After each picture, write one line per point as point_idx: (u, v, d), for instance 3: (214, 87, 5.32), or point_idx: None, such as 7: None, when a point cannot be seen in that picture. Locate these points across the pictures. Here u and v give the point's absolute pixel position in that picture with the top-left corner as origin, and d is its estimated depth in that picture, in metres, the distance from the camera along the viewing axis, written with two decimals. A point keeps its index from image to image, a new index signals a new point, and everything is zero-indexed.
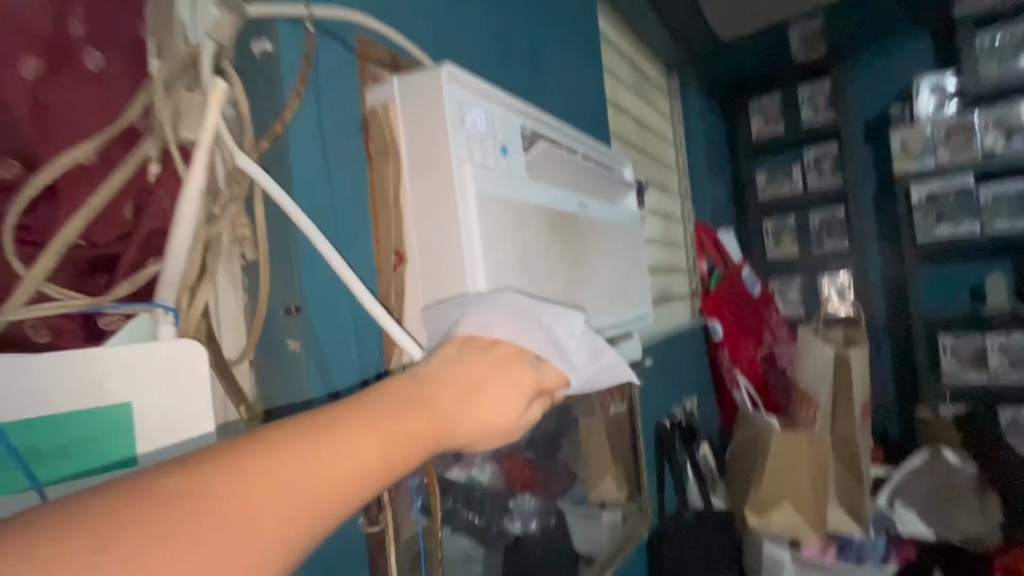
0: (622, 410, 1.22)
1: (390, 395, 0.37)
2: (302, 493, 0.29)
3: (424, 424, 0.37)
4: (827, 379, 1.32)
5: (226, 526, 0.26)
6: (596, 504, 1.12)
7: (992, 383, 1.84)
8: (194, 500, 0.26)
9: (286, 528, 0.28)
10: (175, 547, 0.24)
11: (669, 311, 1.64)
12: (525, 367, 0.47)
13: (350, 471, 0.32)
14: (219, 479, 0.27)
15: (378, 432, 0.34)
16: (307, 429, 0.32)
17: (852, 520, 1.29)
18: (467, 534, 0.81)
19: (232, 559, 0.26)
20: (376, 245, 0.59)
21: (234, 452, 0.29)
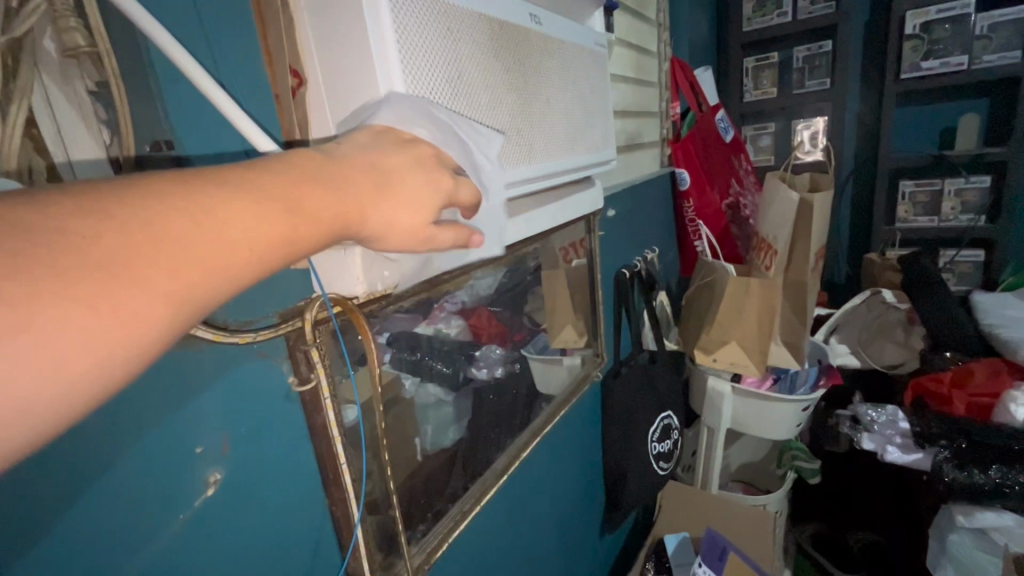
0: (582, 264, 1.19)
1: (295, 169, 0.33)
2: (190, 246, 0.27)
3: (337, 202, 0.34)
4: (789, 225, 1.30)
5: (100, 266, 0.24)
6: (557, 351, 1.17)
7: (941, 227, 1.89)
8: (52, 236, 0.23)
9: (177, 277, 0.26)
10: (41, 278, 0.23)
11: (637, 159, 1.55)
12: (440, 171, 0.42)
13: (247, 235, 0.29)
14: (86, 218, 0.24)
15: (277, 200, 0.31)
16: (195, 186, 0.28)
17: (792, 355, 1.38)
18: (437, 384, 0.86)
19: (107, 299, 0.24)
20: (269, 62, 0.47)
21: (106, 199, 0.26)
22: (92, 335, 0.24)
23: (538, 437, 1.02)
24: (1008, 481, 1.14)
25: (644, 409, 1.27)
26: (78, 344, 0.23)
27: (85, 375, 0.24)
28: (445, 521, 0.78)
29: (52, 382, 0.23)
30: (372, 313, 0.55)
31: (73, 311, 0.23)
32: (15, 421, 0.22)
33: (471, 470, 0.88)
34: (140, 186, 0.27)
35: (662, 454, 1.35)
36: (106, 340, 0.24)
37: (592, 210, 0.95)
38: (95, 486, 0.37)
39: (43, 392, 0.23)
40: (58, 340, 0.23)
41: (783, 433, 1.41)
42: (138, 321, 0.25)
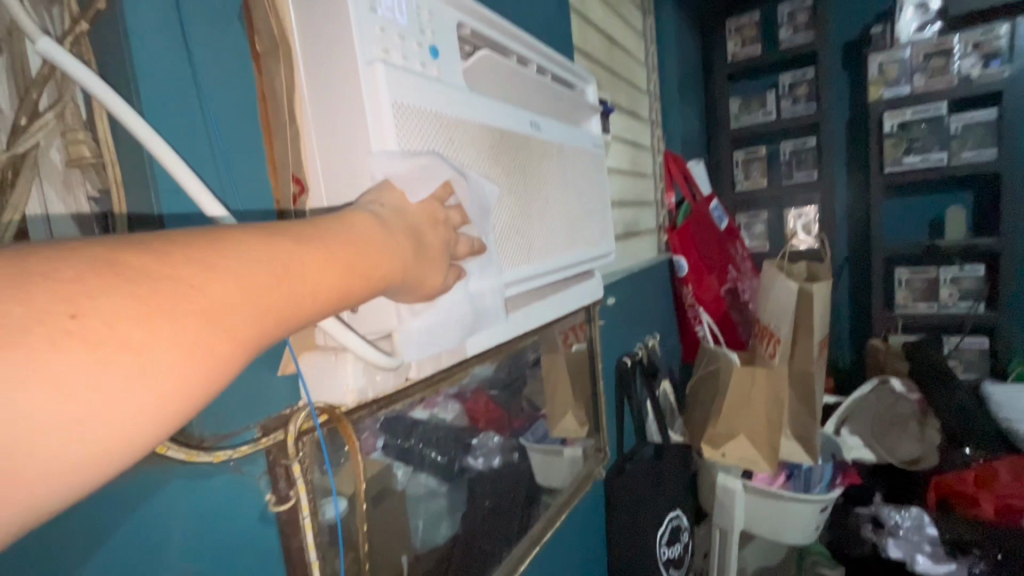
0: (582, 351, 1.17)
1: (351, 230, 0.35)
2: (273, 295, 0.29)
3: (387, 261, 0.37)
4: (790, 314, 1.29)
5: (200, 311, 0.25)
6: (557, 441, 1.11)
7: (941, 314, 1.88)
8: (170, 281, 0.25)
9: (254, 325, 0.28)
10: (155, 322, 0.24)
11: (635, 246, 1.58)
12: (448, 233, 0.45)
13: (313, 290, 0.31)
14: (193, 266, 0.26)
15: (338, 258, 0.33)
16: (274, 240, 0.30)
17: (804, 449, 1.31)
18: (433, 475, 0.82)
19: (207, 342, 0.25)
20: (272, 170, 0.48)
21: (169, 282, 0.25)
22: (184, 377, 0.25)
23: (538, 546, 0.94)
24: None
25: (653, 509, 1.18)
26: (168, 388, 0.24)
27: (178, 414, 0.25)
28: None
29: (142, 422, 0.23)
30: (360, 419, 0.52)
31: (181, 353, 0.24)
32: (111, 459, 0.23)
33: None
34: (199, 264, 0.26)
35: (673, 560, 1.24)
36: (193, 385, 0.25)
37: (591, 302, 0.95)
38: (98, 553, 0.36)
39: (135, 433, 0.23)
40: (164, 381, 0.24)
41: (800, 537, 1.31)
42: (218, 366, 0.26)
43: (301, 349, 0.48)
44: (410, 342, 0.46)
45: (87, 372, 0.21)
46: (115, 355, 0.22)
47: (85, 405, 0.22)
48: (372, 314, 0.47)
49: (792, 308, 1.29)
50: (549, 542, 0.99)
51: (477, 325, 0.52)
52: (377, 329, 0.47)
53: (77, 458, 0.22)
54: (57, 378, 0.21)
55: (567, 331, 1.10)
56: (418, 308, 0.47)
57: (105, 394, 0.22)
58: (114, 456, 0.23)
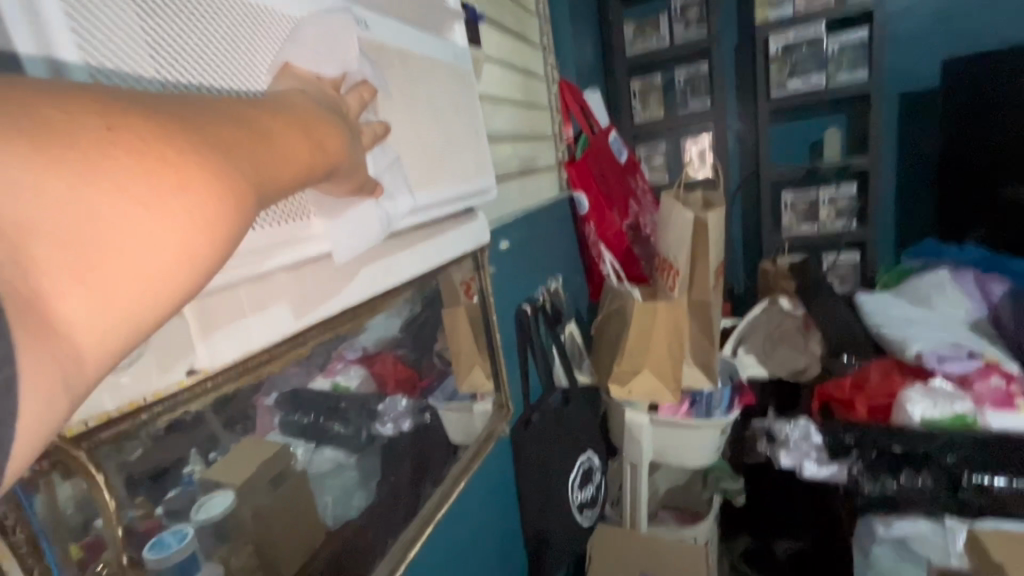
0: (472, 308, 1.02)
1: (295, 108, 0.40)
2: (259, 138, 0.32)
3: (335, 135, 0.42)
4: (686, 245, 1.28)
5: (209, 145, 0.28)
6: (467, 396, 1.00)
7: (821, 233, 1.99)
8: (169, 119, 0.28)
9: (258, 163, 0.31)
10: (174, 147, 0.26)
11: (533, 184, 1.46)
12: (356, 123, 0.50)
13: (292, 146, 0.35)
14: (182, 114, 0.29)
15: (296, 125, 0.37)
16: (240, 106, 0.34)
17: (704, 375, 1.34)
18: (336, 447, 0.69)
19: (225, 168, 0.28)
20: None
21: (175, 131, 0.27)
22: (219, 193, 0.27)
23: (430, 526, 0.79)
24: (916, 488, 1.20)
25: (561, 457, 1.15)
26: (198, 224, 0.27)
27: (226, 233, 0.28)
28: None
29: (204, 234, 0.27)
30: (110, 442, 0.38)
31: (209, 174, 0.27)
32: (190, 270, 0.27)
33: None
34: (183, 111, 0.29)
35: (585, 503, 1.24)
36: (230, 204, 0.28)
37: (476, 246, 0.89)
38: None
39: (203, 244, 0.27)
40: (206, 197, 0.27)
41: (701, 458, 1.35)
42: (241, 202, 0.29)
43: None
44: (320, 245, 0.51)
45: (135, 186, 0.25)
46: (146, 189, 0.25)
47: (148, 212, 0.25)
48: None
49: (689, 238, 1.27)
50: (457, 499, 0.90)
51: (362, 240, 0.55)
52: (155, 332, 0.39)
53: (162, 262, 0.25)
54: (116, 190, 0.24)
55: (466, 277, 0.99)
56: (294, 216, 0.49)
57: (160, 204, 0.25)
58: (193, 265, 0.27)
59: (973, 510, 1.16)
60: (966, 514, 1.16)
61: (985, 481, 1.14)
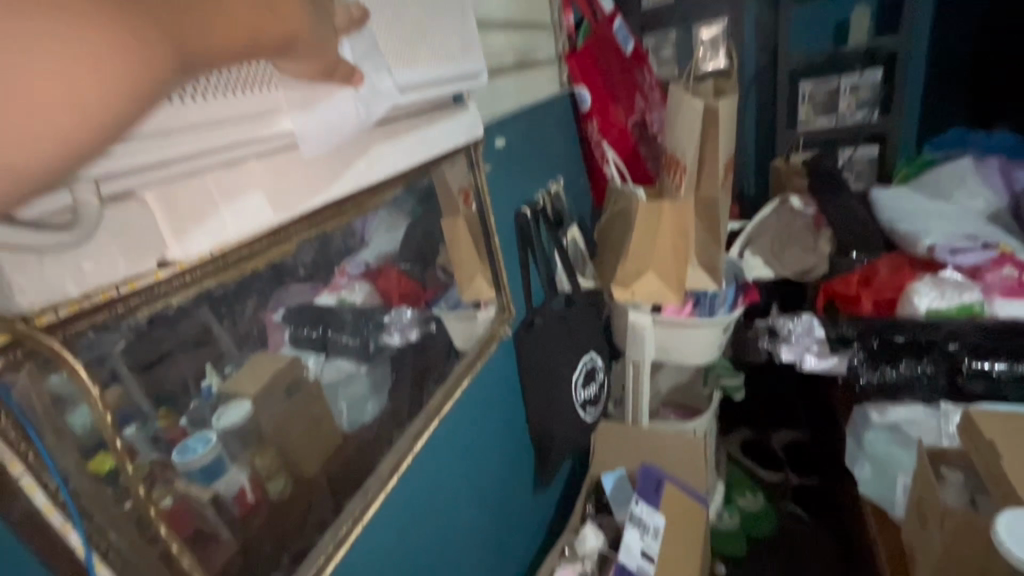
0: (471, 212, 0.97)
1: None
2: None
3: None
4: (696, 138, 1.20)
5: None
6: (471, 305, 1.00)
7: (838, 127, 1.88)
8: None
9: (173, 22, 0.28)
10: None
11: (533, 79, 1.35)
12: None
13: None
14: None
15: None
16: None
17: (709, 276, 1.30)
18: (347, 358, 0.70)
19: (126, 26, 0.26)
20: None
21: None
22: (116, 52, 0.25)
23: (437, 420, 0.81)
24: (918, 375, 1.19)
25: (564, 357, 1.18)
26: (88, 100, 0.25)
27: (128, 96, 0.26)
28: (343, 520, 0.62)
29: (97, 89, 0.25)
30: (92, 328, 0.36)
31: (105, 30, 0.25)
32: (78, 131, 0.25)
33: (343, 482, 0.66)
34: None
35: (588, 400, 1.28)
36: (129, 67, 0.26)
37: (469, 139, 0.84)
38: None
39: (91, 101, 0.25)
40: (102, 49, 0.24)
41: (703, 356, 1.37)
42: (144, 66, 0.26)
43: None
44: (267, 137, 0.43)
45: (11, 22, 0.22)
46: (30, 46, 0.22)
47: (19, 57, 0.22)
48: None
49: (698, 130, 1.20)
50: (460, 398, 0.91)
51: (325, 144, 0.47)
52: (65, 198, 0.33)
53: (31, 118, 0.23)
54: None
55: (460, 185, 0.94)
56: (241, 90, 0.42)
57: (43, 51, 0.23)
58: (78, 123, 0.25)
59: (971, 395, 1.16)
60: (963, 399, 1.17)
61: (986, 367, 1.14)
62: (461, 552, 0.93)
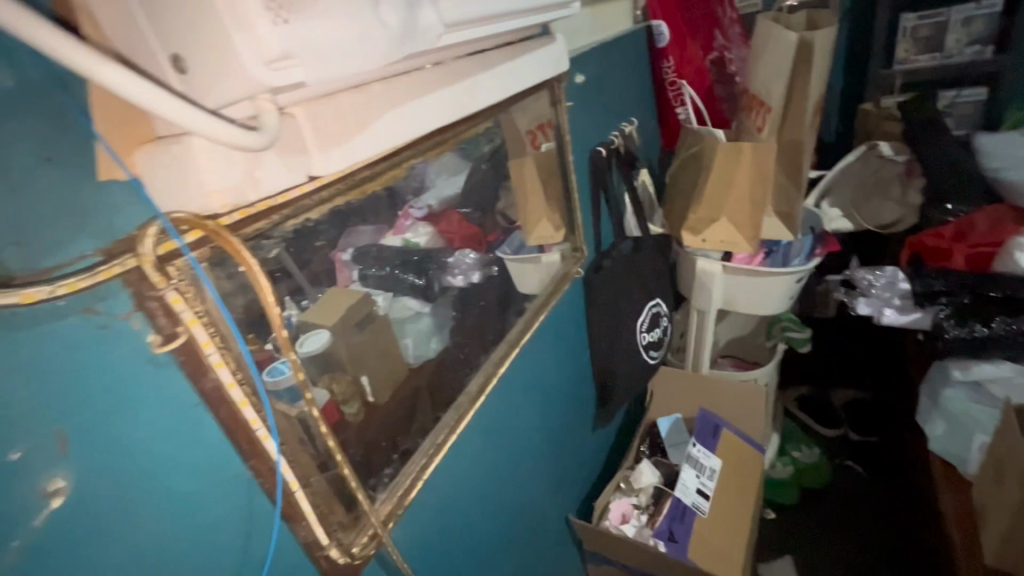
0: (548, 151, 0.97)
1: None
2: None
3: None
4: (783, 76, 1.15)
5: None
6: (535, 250, 1.02)
7: (945, 64, 1.69)
8: None
9: None
10: None
11: (609, 12, 1.29)
12: None
13: None
14: None
15: None
16: None
17: (785, 225, 1.27)
18: (412, 296, 0.78)
19: None
20: None
21: None
22: None
23: (516, 349, 0.85)
24: (1007, 331, 1.11)
25: (629, 299, 1.20)
26: None
27: None
28: (441, 429, 0.68)
29: None
30: (259, 234, 0.41)
31: None
32: None
33: (437, 398, 0.72)
34: None
35: (652, 343, 1.30)
36: None
37: (556, 72, 0.83)
38: None
39: None
40: None
41: (772, 307, 1.35)
42: None
43: (130, 151, 0.35)
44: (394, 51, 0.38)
45: None
46: None
47: None
48: (215, 71, 0.32)
49: (787, 67, 1.15)
50: (536, 332, 0.95)
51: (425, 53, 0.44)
52: (234, 99, 0.33)
53: None
54: None
55: (537, 123, 0.94)
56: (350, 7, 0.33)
57: None
58: None
59: None
60: None
61: None
62: (530, 475, 1.00)
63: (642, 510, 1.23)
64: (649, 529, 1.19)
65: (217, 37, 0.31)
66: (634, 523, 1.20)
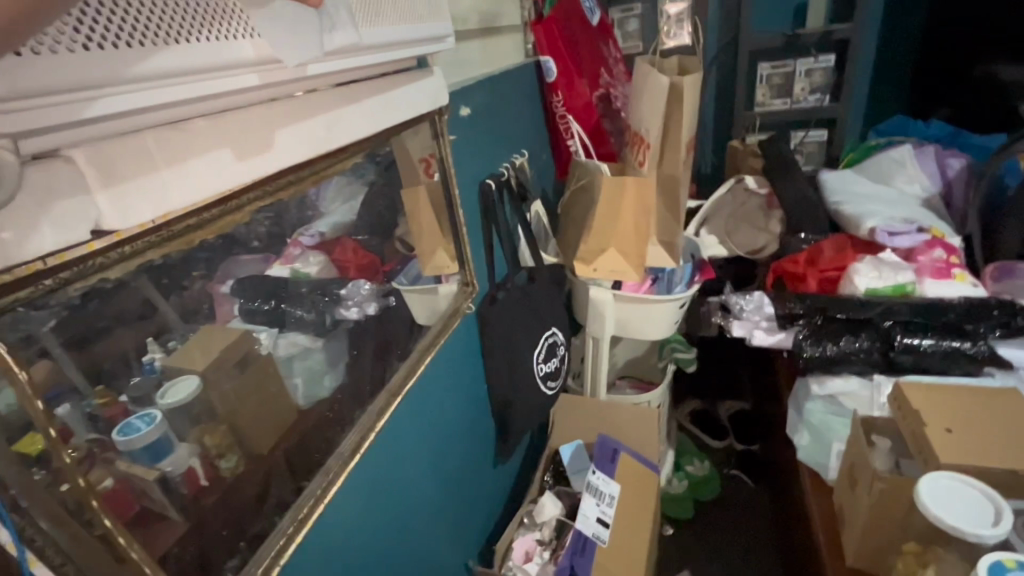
0: (431, 183, 0.94)
1: None
2: None
3: None
4: (660, 117, 1.23)
5: None
6: (433, 280, 0.97)
7: (794, 108, 1.92)
8: None
9: None
10: None
11: (497, 45, 1.29)
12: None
13: None
14: None
15: None
16: None
17: (668, 254, 1.34)
18: (301, 331, 0.67)
19: None
20: None
21: None
22: None
23: (399, 397, 0.80)
24: (853, 350, 1.25)
25: (524, 331, 1.19)
26: None
27: None
28: (305, 499, 0.60)
29: None
30: (21, 306, 0.33)
31: None
32: None
33: (307, 462, 0.64)
34: None
35: (550, 373, 1.30)
36: None
37: (432, 106, 0.81)
38: None
39: None
40: None
41: (662, 332, 1.41)
42: None
43: None
44: (166, 81, 0.35)
45: None
46: None
47: None
48: None
49: (663, 108, 1.23)
50: (423, 375, 0.90)
51: (228, 83, 0.40)
52: None
53: None
54: None
55: (418, 157, 0.89)
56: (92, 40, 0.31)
57: None
58: None
59: (901, 369, 1.23)
60: (894, 371, 1.23)
61: (912, 341, 1.22)
62: (423, 528, 0.94)
63: (545, 546, 1.21)
64: (552, 566, 1.16)
65: None
66: (537, 560, 1.17)
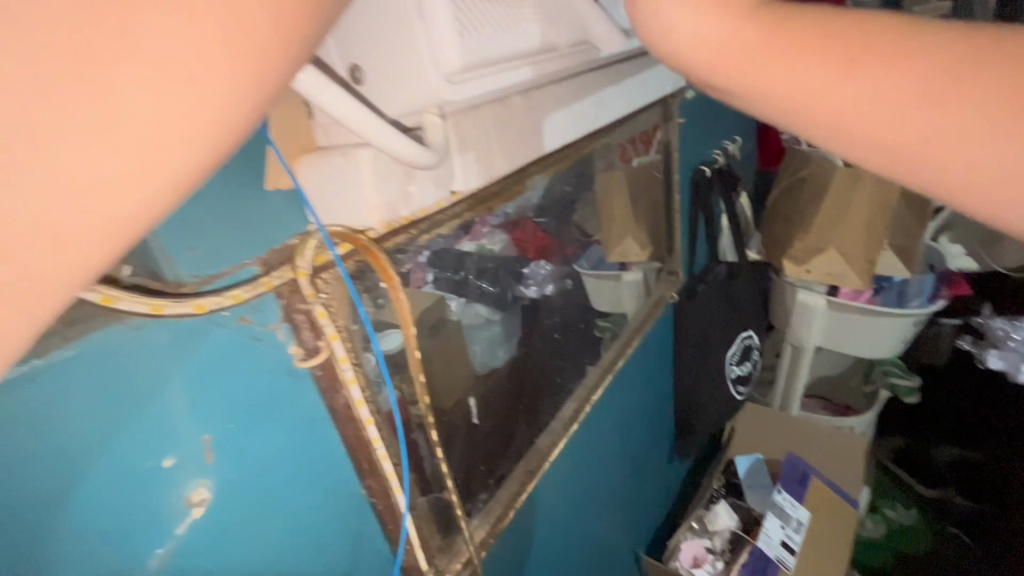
0: (650, 162, 0.92)
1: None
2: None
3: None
4: None
5: None
6: (615, 266, 0.89)
7: None
8: None
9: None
10: None
11: None
12: None
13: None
14: None
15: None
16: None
17: (904, 261, 1.15)
18: (479, 303, 0.62)
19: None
20: None
21: None
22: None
23: (610, 374, 0.81)
24: None
25: (722, 328, 1.12)
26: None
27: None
28: (534, 455, 0.65)
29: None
30: (398, 249, 0.41)
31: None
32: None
33: (534, 420, 0.69)
34: None
35: (740, 377, 1.22)
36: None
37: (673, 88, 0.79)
38: (63, 437, 0.27)
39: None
40: None
41: (883, 350, 1.23)
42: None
43: (296, 157, 0.34)
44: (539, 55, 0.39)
45: None
46: None
47: None
48: (394, 83, 0.32)
49: None
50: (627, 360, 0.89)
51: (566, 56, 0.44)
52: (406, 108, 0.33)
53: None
54: None
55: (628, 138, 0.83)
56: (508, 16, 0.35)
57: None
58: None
59: None
60: None
61: None
62: (604, 508, 0.95)
63: (717, 555, 1.12)
64: None
65: (404, 53, 0.31)
66: (708, 568, 1.10)
